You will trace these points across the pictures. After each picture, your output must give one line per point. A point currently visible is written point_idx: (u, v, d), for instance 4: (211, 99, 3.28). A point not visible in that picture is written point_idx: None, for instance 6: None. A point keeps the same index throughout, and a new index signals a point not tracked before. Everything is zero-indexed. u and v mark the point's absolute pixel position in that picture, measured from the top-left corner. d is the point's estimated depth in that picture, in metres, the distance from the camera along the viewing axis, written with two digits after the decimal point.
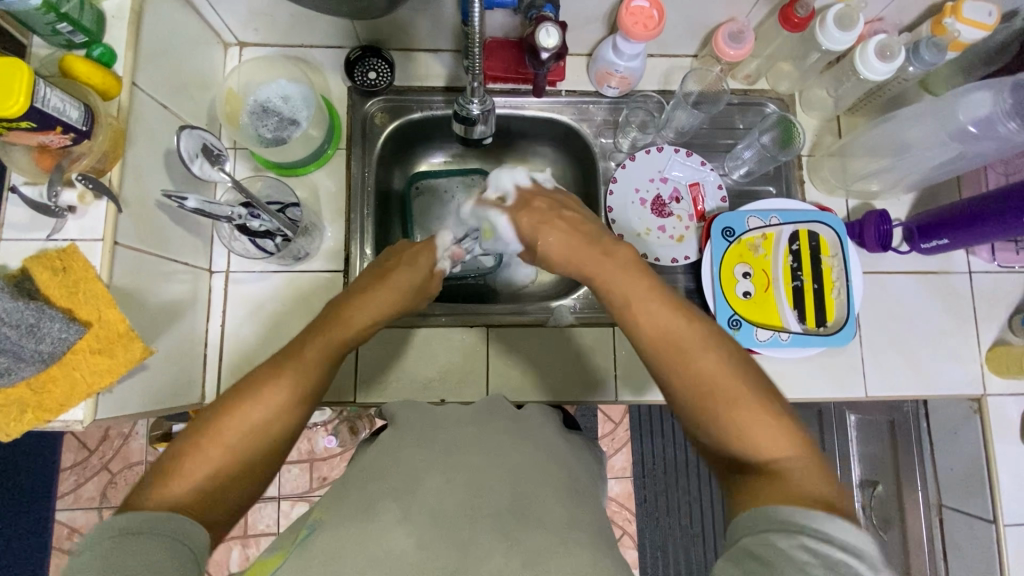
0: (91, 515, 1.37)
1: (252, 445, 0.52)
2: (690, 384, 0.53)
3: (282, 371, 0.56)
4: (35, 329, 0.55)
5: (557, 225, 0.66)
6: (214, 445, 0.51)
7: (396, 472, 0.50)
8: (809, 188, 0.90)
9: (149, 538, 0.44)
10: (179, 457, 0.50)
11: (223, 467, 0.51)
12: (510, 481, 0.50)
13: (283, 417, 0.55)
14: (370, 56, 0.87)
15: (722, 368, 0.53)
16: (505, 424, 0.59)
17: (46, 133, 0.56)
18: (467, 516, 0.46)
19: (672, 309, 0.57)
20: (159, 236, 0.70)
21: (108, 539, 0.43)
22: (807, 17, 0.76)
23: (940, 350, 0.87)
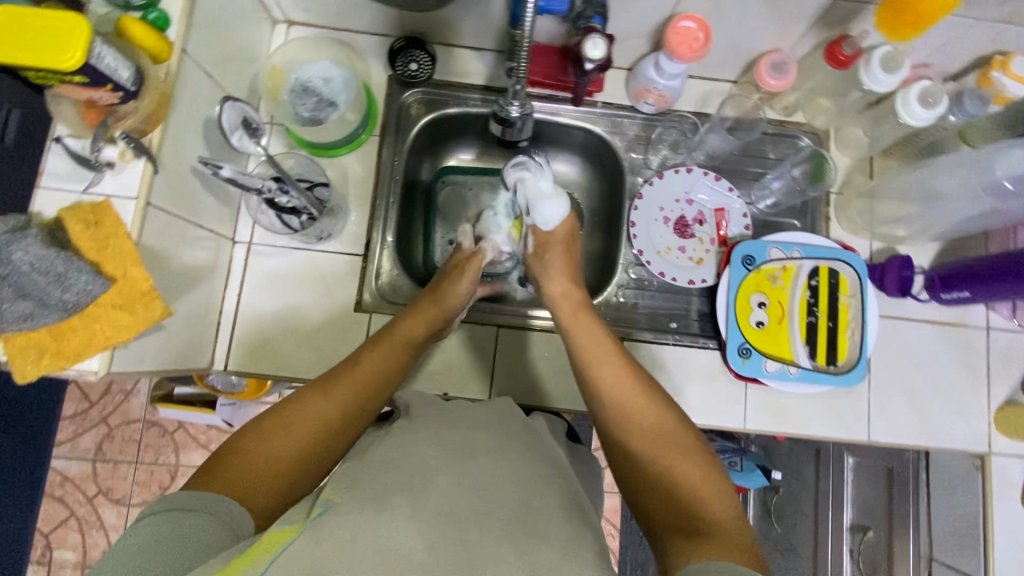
0: (85, 466, 1.40)
1: (314, 437, 0.57)
2: (644, 437, 0.62)
3: (350, 371, 0.63)
4: (63, 277, 0.57)
5: (560, 251, 0.85)
6: (278, 435, 0.56)
7: (406, 469, 0.49)
8: (835, 225, 0.89)
9: (200, 518, 0.47)
10: (248, 437, 0.56)
11: (282, 456, 0.55)
12: (519, 494, 0.50)
13: (348, 411, 0.60)
14: (412, 48, 0.87)
15: (671, 431, 0.62)
16: (514, 436, 0.59)
17: (96, 89, 0.57)
18: (476, 520, 0.46)
19: (627, 366, 0.68)
20: (189, 200, 0.71)
21: (162, 512, 0.46)
22: (852, 55, 0.76)
23: (948, 404, 0.86)
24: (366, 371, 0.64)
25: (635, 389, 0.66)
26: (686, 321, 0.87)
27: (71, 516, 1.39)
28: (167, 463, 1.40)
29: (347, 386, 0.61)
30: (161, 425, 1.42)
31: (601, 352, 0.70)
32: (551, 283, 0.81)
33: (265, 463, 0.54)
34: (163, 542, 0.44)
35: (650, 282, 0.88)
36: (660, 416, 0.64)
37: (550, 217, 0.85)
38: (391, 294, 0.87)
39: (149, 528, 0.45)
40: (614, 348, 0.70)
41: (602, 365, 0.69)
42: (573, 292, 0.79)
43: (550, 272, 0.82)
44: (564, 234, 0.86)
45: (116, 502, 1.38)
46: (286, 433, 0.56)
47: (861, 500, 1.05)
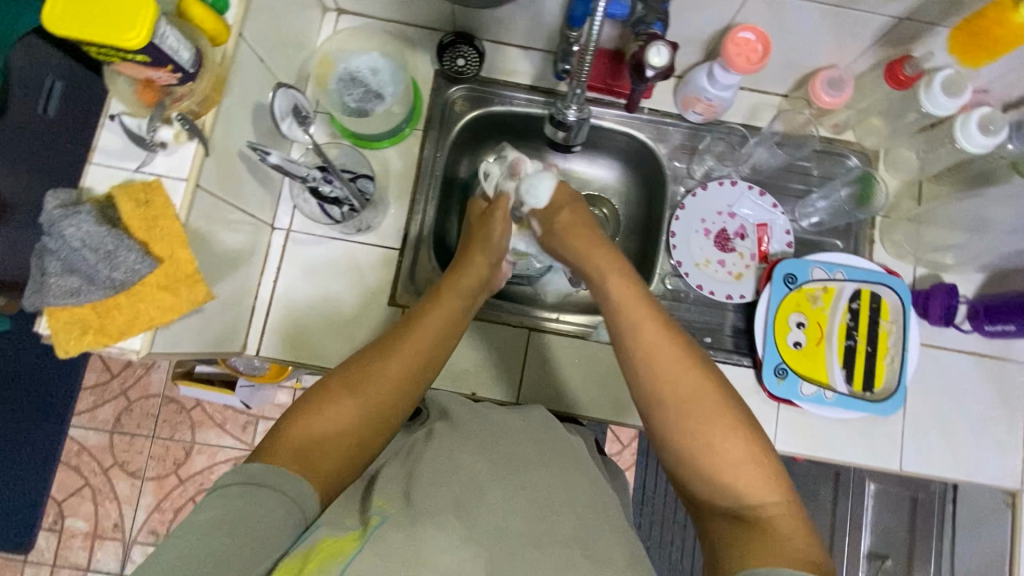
0: (102, 437, 1.41)
1: (370, 413, 0.57)
2: (681, 413, 0.59)
3: (401, 345, 0.62)
4: (112, 255, 0.57)
5: (571, 213, 0.78)
6: (334, 410, 0.56)
7: (456, 481, 0.51)
8: (879, 248, 0.87)
9: (264, 492, 0.48)
10: (309, 409, 0.56)
11: (342, 433, 0.55)
12: (573, 511, 0.52)
13: (401, 387, 0.60)
14: (461, 43, 0.86)
15: (714, 406, 0.58)
16: (557, 447, 0.60)
17: (156, 69, 0.57)
18: (531, 540, 0.48)
19: (665, 331, 0.63)
20: (235, 184, 0.71)
21: (236, 483, 0.48)
22: (914, 76, 0.74)
23: (985, 439, 0.83)
24: (421, 340, 0.64)
25: (673, 356, 0.61)
26: (721, 336, 0.86)
27: (84, 486, 1.40)
28: (183, 440, 1.41)
29: (399, 361, 0.61)
30: (179, 402, 1.43)
31: (639, 314, 0.65)
32: (570, 240, 0.76)
33: (325, 439, 0.54)
34: (229, 517, 0.45)
35: (686, 294, 0.87)
36: (701, 386, 0.59)
37: (541, 194, 0.79)
38: (426, 288, 0.86)
39: (223, 498, 0.46)
40: (650, 313, 0.65)
41: (639, 331, 0.64)
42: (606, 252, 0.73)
43: (572, 233, 0.76)
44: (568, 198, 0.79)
45: (131, 475, 1.40)
46: (342, 408, 0.56)
47: (880, 527, 1.07)
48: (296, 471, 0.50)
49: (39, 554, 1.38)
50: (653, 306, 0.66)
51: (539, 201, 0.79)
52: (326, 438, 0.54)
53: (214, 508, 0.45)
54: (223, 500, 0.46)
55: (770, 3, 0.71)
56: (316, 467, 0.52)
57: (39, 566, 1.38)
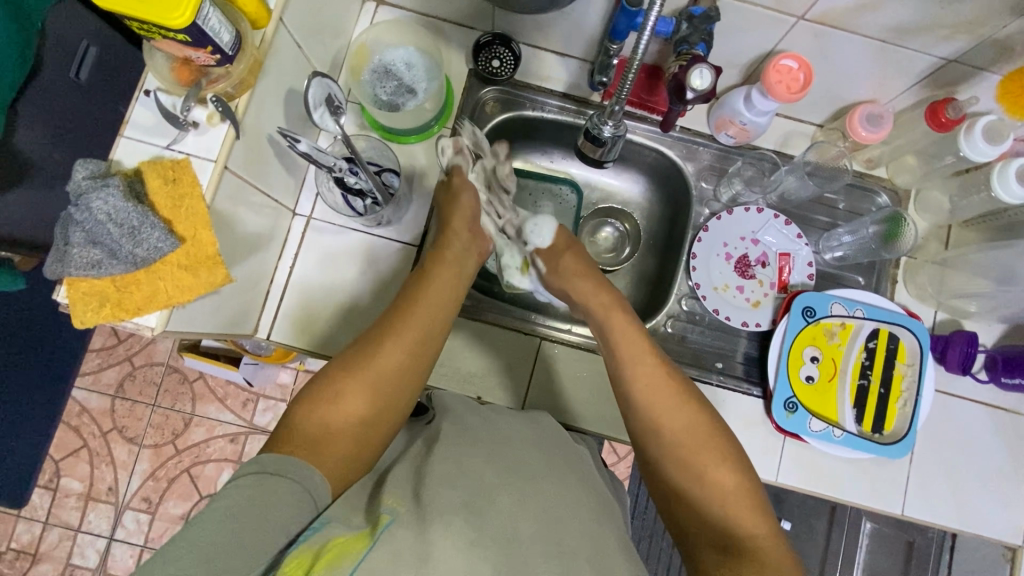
0: (104, 400, 1.42)
1: (372, 403, 0.58)
2: (674, 447, 0.62)
3: (394, 331, 0.63)
4: (136, 232, 0.57)
5: (573, 255, 0.78)
6: (336, 402, 0.56)
7: (464, 482, 0.50)
8: (901, 289, 0.86)
9: (281, 482, 0.47)
10: (314, 402, 0.56)
11: (343, 422, 0.55)
12: (582, 525, 0.52)
13: (399, 375, 0.61)
14: (497, 44, 0.86)
15: (707, 441, 0.62)
16: (565, 458, 0.60)
17: (196, 49, 0.57)
18: (539, 548, 0.48)
19: (662, 367, 0.67)
20: (262, 167, 0.71)
21: (250, 474, 0.47)
22: (956, 119, 0.73)
23: (991, 491, 0.82)
24: (421, 320, 0.65)
25: (668, 394, 0.65)
26: (732, 362, 0.85)
27: (83, 447, 1.41)
28: (183, 411, 1.42)
29: (393, 347, 0.61)
30: (182, 373, 1.44)
31: (638, 351, 0.68)
32: (572, 284, 0.77)
33: (327, 430, 0.55)
34: (248, 507, 0.44)
35: (701, 317, 0.86)
36: (696, 421, 0.63)
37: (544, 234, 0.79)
38: None
39: (240, 489, 0.45)
40: (650, 349, 0.68)
41: (634, 366, 0.67)
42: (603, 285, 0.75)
43: (570, 271, 0.77)
44: (566, 244, 0.79)
45: (129, 440, 1.41)
46: (343, 399, 0.57)
47: (872, 567, 1.06)
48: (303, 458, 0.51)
49: (32, 511, 1.39)
50: (651, 342, 0.69)
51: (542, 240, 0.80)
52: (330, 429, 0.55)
53: (233, 498, 0.44)
54: (239, 491, 0.45)
55: (816, 33, 0.70)
56: (327, 458, 0.52)
57: (31, 522, 1.39)
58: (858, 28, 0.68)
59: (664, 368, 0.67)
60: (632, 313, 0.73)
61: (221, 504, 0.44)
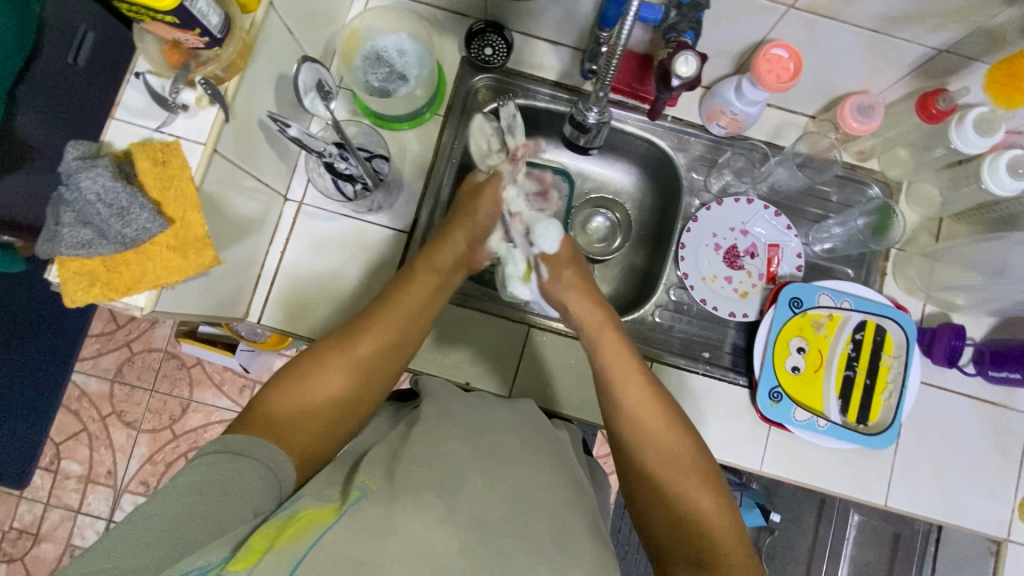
0: (103, 385, 1.44)
1: (340, 395, 0.61)
2: (658, 463, 0.63)
3: (366, 326, 0.66)
4: (124, 212, 0.58)
5: (572, 273, 0.79)
6: (306, 392, 0.60)
7: (442, 466, 0.51)
8: (889, 282, 0.86)
9: (247, 461, 0.50)
10: (284, 386, 0.60)
11: (314, 410, 0.59)
12: (554, 509, 0.52)
13: (370, 366, 0.64)
14: (490, 32, 0.86)
15: (688, 459, 0.63)
16: (547, 446, 0.60)
17: (184, 31, 0.57)
18: (509, 530, 0.48)
19: (648, 386, 0.68)
20: (252, 152, 0.72)
21: (218, 451, 0.50)
22: (946, 110, 0.73)
23: (974, 484, 0.83)
24: (398, 312, 0.68)
25: (656, 415, 0.65)
26: (719, 353, 0.85)
27: (82, 431, 1.43)
28: (181, 397, 1.43)
29: (365, 342, 0.65)
30: (180, 359, 1.45)
31: (625, 370, 0.69)
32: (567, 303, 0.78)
33: (295, 415, 0.58)
34: (215, 478, 0.47)
35: (689, 307, 0.87)
36: (680, 443, 0.64)
37: (550, 240, 0.79)
38: None
39: (206, 462, 0.48)
40: (638, 369, 0.69)
41: (625, 386, 0.67)
42: (599, 301, 0.76)
43: (569, 288, 0.78)
44: (570, 258, 0.80)
45: (127, 425, 1.42)
46: (313, 388, 0.61)
47: (860, 559, 1.07)
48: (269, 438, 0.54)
49: (34, 492, 1.41)
50: (639, 360, 0.70)
51: (548, 247, 0.79)
52: (300, 415, 0.58)
53: (201, 470, 0.48)
54: (210, 463, 0.48)
55: (806, 22, 0.70)
56: (292, 440, 0.56)
57: (32, 503, 1.41)
58: (847, 17, 0.68)
59: (652, 388, 0.67)
60: (621, 330, 0.73)
61: (191, 475, 0.47)
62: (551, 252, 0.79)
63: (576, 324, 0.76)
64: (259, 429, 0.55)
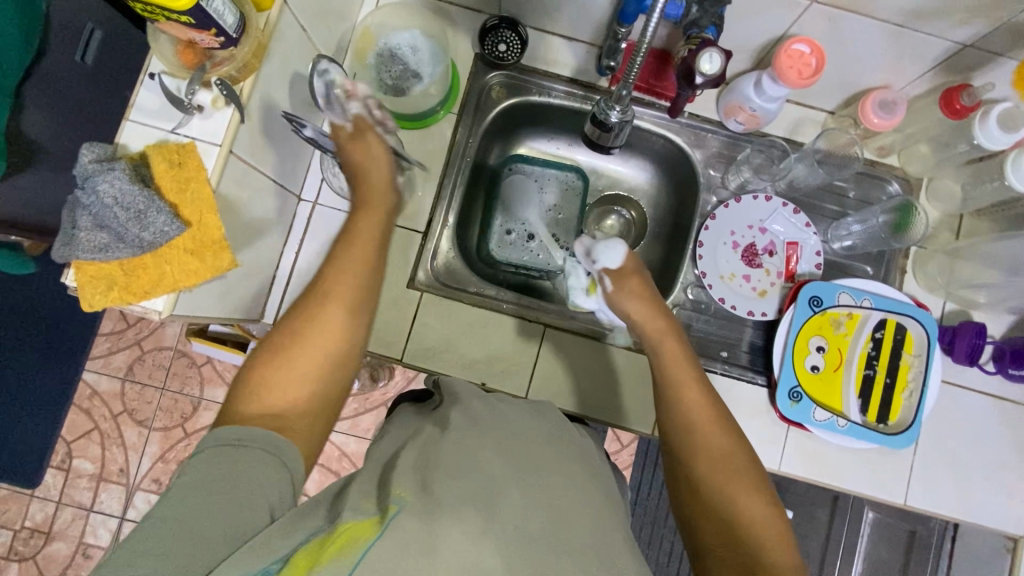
0: (114, 384, 1.44)
1: (324, 362, 0.56)
2: (707, 467, 0.60)
3: (334, 287, 0.58)
4: (142, 216, 0.57)
5: (636, 281, 0.76)
6: (287, 365, 0.54)
7: (474, 475, 0.51)
8: (909, 279, 0.85)
9: (244, 451, 0.49)
10: (264, 362, 0.55)
11: (305, 382, 0.54)
12: (587, 518, 0.52)
13: (344, 326, 0.57)
14: (504, 28, 0.85)
15: (739, 467, 0.60)
16: (574, 453, 0.60)
17: (200, 32, 0.56)
18: (550, 542, 0.48)
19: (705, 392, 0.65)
20: (267, 152, 0.71)
21: (213, 447, 0.49)
22: (971, 106, 0.71)
23: (994, 483, 0.82)
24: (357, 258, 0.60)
25: (709, 420, 0.63)
26: (737, 352, 0.85)
27: (94, 429, 1.43)
28: (192, 395, 1.43)
29: (334, 297, 0.57)
30: (191, 357, 1.45)
31: (681, 373, 0.66)
32: (623, 304, 0.75)
33: (284, 394, 0.54)
34: (219, 476, 0.47)
35: (707, 306, 0.86)
36: (731, 449, 0.61)
37: (607, 256, 0.79)
38: (445, 275, 0.86)
39: (203, 462, 0.48)
40: (694, 373, 0.66)
41: (680, 389, 0.65)
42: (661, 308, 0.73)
43: (628, 294, 0.74)
44: (636, 267, 0.78)
45: (139, 423, 1.42)
46: (292, 360, 0.55)
47: (874, 556, 1.06)
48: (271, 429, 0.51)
49: (46, 490, 1.42)
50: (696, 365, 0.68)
51: (603, 262, 0.79)
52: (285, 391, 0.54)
53: (204, 468, 0.47)
54: (209, 461, 0.48)
55: (829, 16, 0.68)
56: (290, 420, 0.53)
57: (44, 502, 1.42)
58: (872, 11, 0.66)
59: (708, 395, 0.65)
60: (683, 336, 0.71)
61: (190, 473, 0.47)
62: (607, 268, 0.78)
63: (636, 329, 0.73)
64: (251, 417, 0.52)
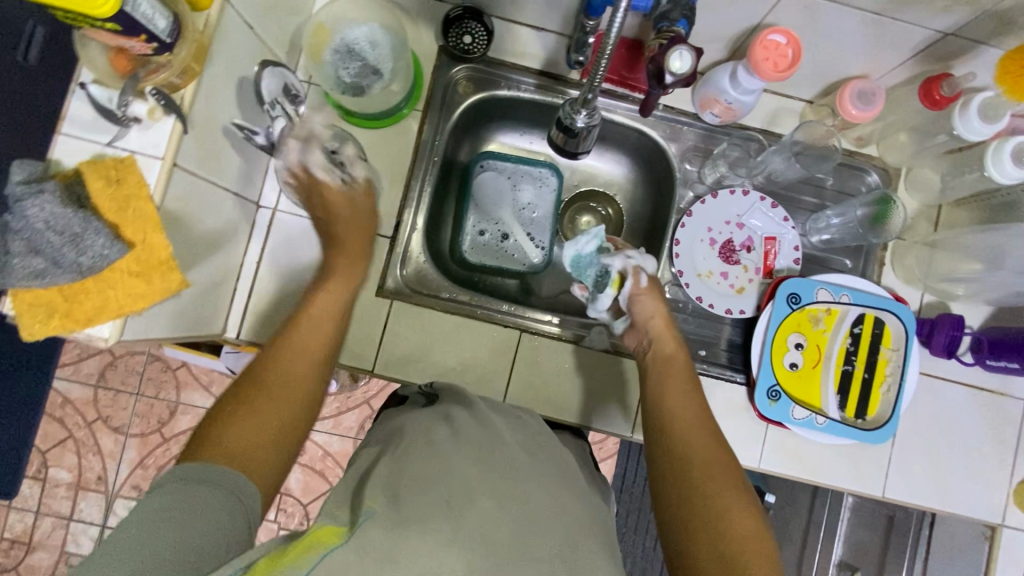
0: (86, 391, 1.40)
1: (289, 405, 0.58)
2: (697, 479, 0.59)
3: (299, 335, 0.63)
4: (78, 239, 0.53)
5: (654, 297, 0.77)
6: (243, 412, 0.55)
7: (449, 485, 0.49)
8: (888, 271, 0.84)
9: (206, 488, 0.47)
10: (228, 405, 0.56)
11: (263, 426, 0.55)
12: (563, 527, 0.51)
13: (309, 370, 0.61)
14: (468, 19, 0.81)
15: (727, 481, 0.59)
16: (550, 463, 0.58)
17: (128, 39, 0.52)
18: (519, 554, 0.46)
19: (702, 413, 0.66)
20: (218, 163, 0.67)
21: (170, 483, 0.46)
22: (951, 96, 0.69)
23: (969, 471, 0.83)
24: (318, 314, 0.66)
25: (702, 437, 0.63)
26: (715, 350, 0.84)
27: (69, 438, 1.39)
28: (167, 399, 1.40)
29: (301, 356, 0.62)
30: (164, 361, 1.40)
31: (678, 392, 0.68)
32: (643, 306, 0.76)
33: (250, 434, 0.54)
34: (179, 507, 0.44)
35: (685, 304, 0.85)
36: (721, 465, 0.60)
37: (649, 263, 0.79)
38: (415, 282, 0.83)
39: (158, 495, 0.45)
40: (692, 394, 0.68)
41: (675, 406, 0.66)
42: (667, 324, 0.75)
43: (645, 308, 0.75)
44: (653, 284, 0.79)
45: (115, 430, 1.39)
46: (258, 401, 0.57)
47: (853, 541, 1.04)
48: (229, 465, 0.50)
49: (23, 501, 1.39)
50: (695, 389, 0.69)
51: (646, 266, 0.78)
52: (250, 438, 0.54)
53: (161, 499, 0.44)
54: (169, 494, 0.45)
55: (806, 5, 0.65)
56: (251, 461, 0.52)
57: (22, 513, 1.39)
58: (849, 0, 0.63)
59: (704, 416, 0.65)
60: (686, 360, 0.72)
61: (146, 505, 0.44)
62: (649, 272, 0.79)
63: (643, 344, 0.74)
64: (213, 453, 0.51)
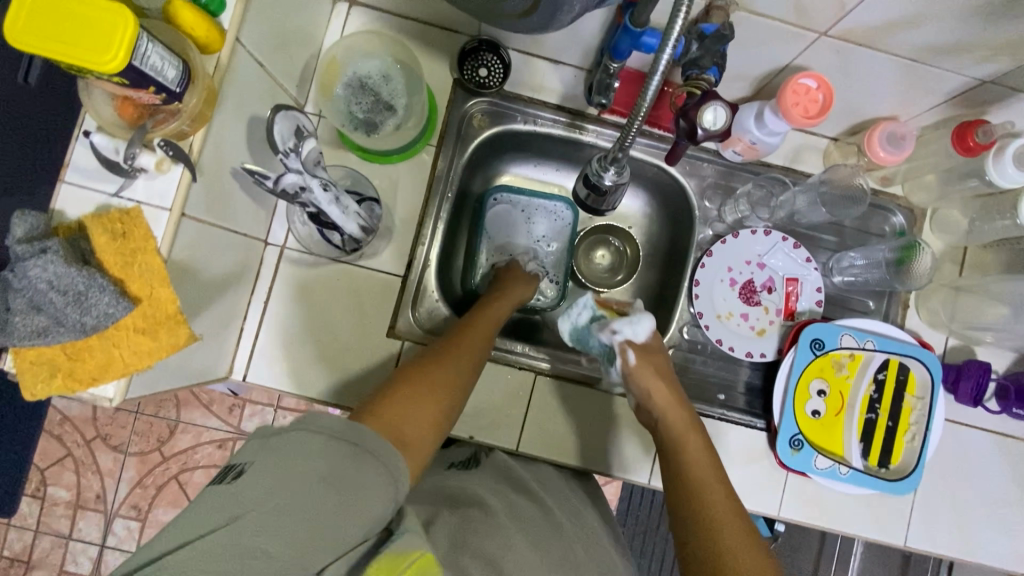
0: (85, 409, 1.37)
1: (446, 400, 0.59)
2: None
3: (457, 343, 0.65)
4: (82, 298, 0.51)
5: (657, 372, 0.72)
6: (409, 397, 0.56)
7: None
8: (912, 314, 0.82)
9: (365, 463, 0.46)
10: (396, 388, 0.56)
11: (423, 415, 0.55)
12: None
13: (465, 373, 0.63)
14: (485, 51, 0.79)
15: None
16: None
17: (137, 90, 0.50)
18: None
19: (731, 501, 0.62)
20: (226, 207, 0.65)
21: (329, 438, 0.46)
22: (985, 144, 0.67)
23: (993, 519, 0.81)
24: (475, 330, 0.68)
25: (736, 527, 0.60)
26: (734, 393, 0.81)
27: (67, 456, 1.37)
28: (167, 418, 1.37)
29: (462, 360, 0.64)
30: None
31: (705, 477, 0.64)
32: (643, 382, 0.71)
33: (411, 421, 0.54)
34: (325, 470, 0.43)
35: (703, 346, 0.82)
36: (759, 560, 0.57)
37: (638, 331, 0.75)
38: (427, 322, 0.81)
39: (314, 443, 0.44)
40: (718, 479, 0.64)
41: (703, 491, 0.63)
42: (676, 395, 0.71)
43: (646, 376, 0.71)
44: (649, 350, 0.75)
45: (114, 448, 1.36)
46: (422, 387, 0.58)
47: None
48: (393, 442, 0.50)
49: (21, 519, 1.36)
50: (720, 473, 0.65)
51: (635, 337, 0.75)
52: (409, 417, 0.54)
53: (310, 448, 0.44)
54: (319, 447, 0.44)
55: (838, 50, 0.63)
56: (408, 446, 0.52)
57: (20, 531, 1.36)
58: (884, 46, 0.61)
59: (734, 505, 0.62)
60: (706, 438, 0.69)
61: (292, 452, 0.43)
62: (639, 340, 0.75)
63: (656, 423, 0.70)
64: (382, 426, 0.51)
